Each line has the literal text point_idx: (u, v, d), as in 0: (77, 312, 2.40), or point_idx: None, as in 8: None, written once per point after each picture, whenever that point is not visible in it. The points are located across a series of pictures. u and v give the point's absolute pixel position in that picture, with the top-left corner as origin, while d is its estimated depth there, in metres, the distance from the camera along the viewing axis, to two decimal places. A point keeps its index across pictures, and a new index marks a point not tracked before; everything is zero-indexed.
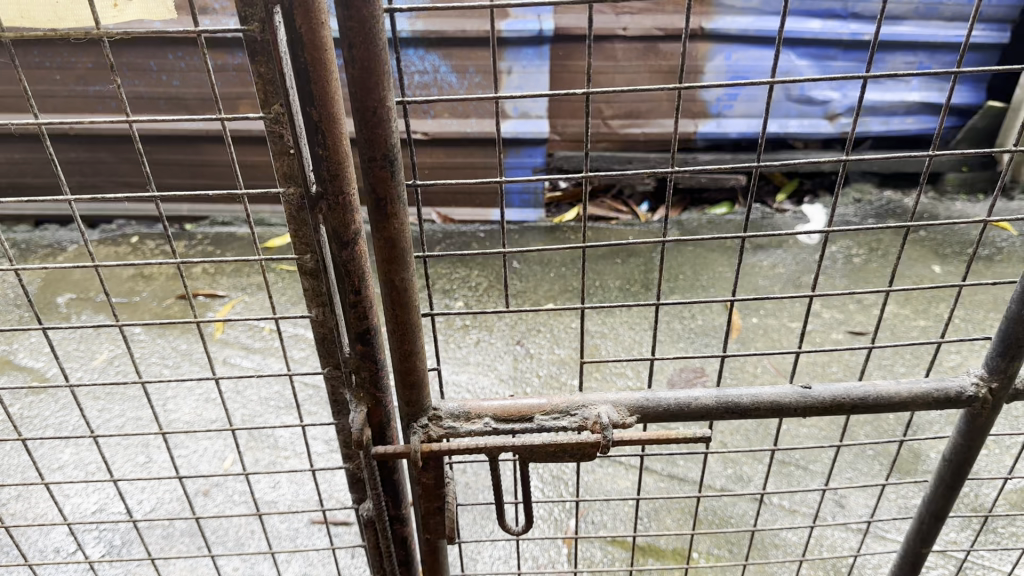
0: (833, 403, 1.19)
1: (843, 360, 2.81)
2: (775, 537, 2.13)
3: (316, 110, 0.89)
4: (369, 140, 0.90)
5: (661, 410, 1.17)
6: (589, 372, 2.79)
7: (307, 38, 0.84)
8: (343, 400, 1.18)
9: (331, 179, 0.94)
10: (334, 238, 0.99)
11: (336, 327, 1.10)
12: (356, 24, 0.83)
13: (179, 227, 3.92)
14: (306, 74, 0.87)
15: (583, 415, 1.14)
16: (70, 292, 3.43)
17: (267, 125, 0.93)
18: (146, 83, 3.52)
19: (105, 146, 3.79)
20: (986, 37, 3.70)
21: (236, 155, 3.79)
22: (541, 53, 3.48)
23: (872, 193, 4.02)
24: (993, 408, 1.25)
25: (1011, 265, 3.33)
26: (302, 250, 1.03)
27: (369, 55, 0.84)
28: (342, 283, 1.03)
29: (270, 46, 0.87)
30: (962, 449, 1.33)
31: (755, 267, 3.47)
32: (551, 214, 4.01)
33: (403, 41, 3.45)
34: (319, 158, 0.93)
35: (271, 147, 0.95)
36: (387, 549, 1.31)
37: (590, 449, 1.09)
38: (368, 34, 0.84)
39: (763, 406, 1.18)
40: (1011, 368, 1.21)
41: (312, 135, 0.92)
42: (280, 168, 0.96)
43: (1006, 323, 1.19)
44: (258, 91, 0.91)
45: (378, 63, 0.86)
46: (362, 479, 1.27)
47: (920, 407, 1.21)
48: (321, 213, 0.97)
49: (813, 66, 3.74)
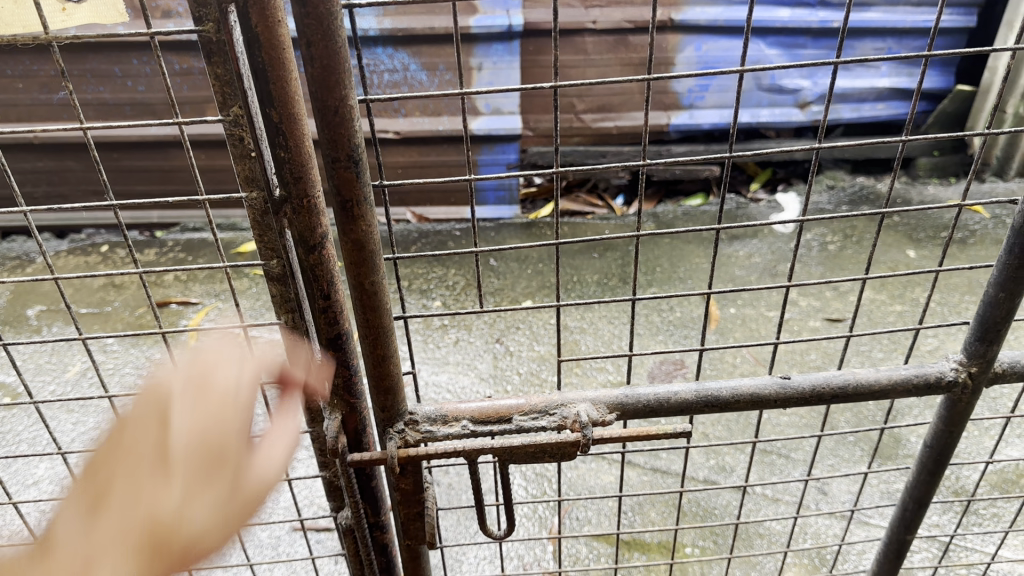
0: (813, 393, 1.18)
1: (821, 348, 2.81)
2: (759, 527, 2.13)
3: (276, 111, 0.87)
4: (331, 139, 0.87)
5: (641, 406, 1.16)
6: (569, 370, 2.77)
7: (263, 37, 0.82)
8: (317, 408, 1.16)
9: (294, 181, 0.91)
10: (299, 243, 0.96)
11: (306, 334, 1.07)
12: (313, 22, 0.80)
13: (149, 234, 3.87)
14: (263, 75, 0.85)
15: (562, 415, 1.13)
16: (39, 304, 3.36)
17: (226, 127, 0.91)
18: (111, 89, 3.46)
19: (70, 155, 3.73)
20: (953, 21, 3.71)
21: (203, 160, 3.75)
22: (511, 48, 3.45)
23: (845, 180, 4.04)
24: (973, 393, 1.25)
25: (985, 247, 3.35)
26: (268, 255, 1.01)
27: (328, 53, 0.82)
28: (311, 288, 1.00)
29: (226, 47, 0.85)
30: (943, 435, 1.33)
31: (731, 257, 3.47)
32: (526, 210, 4.00)
33: (368, 40, 3.40)
34: (281, 161, 0.90)
35: (231, 150, 0.93)
36: (367, 555, 1.29)
37: (570, 449, 1.08)
38: (327, 29, 0.81)
39: (743, 399, 1.17)
40: (989, 353, 1.20)
41: (272, 137, 0.89)
42: (241, 172, 0.95)
43: (983, 308, 1.19)
44: (217, 94, 0.89)
45: (340, 58, 0.83)
46: (339, 487, 1.25)
47: (900, 394, 1.20)
48: (286, 216, 0.95)
49: (783, 55, 3.75)
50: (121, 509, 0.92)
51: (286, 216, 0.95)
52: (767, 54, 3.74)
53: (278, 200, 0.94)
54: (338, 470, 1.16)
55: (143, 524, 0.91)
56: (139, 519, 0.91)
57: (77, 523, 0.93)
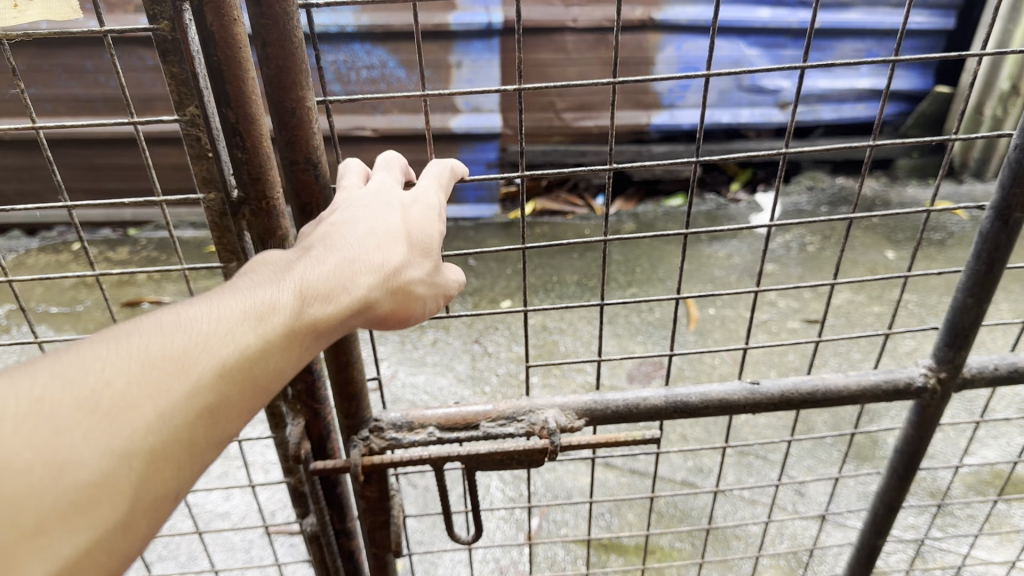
0: (781, 399, 1.17)
1: (798, 349, 2.81)
2: (736, 530, 2.12)
3: (233, 111, 0.84)
4: (288, 142, 0.86)
5: (610, 412, 1.14)
6: (547, 370, 2.76)
7: (217, 36, 0.79)
8: (279, 411, 1.12)
9: (252, 183, 0.90)
10: (259, 245, 0.95)
11: None
12: (269, 21, 0.79)
13: (122, 233, 3.80)
14: (219, 74, 0.82)
15: (530, 421, 1.11)
16: (9, 304, 3.30)
17: (182, 128, 0.88)
18: (82, 85, 3.41)
19: (42, 151, 3.67)
20: (931, 23, 3.72)
21: (178, 157, 3.69)
22: (490, 45, 3.43)
23: (825, 180, 4.05)
24: (942, 398, 1.24)
25: (963, 249, 3.36)
26: (228, 257, 0.99)
27: (285, 54, 0.80)
28: None
29: (182, 45, 0.82)
30: (914, 440, 1.31)
31: (711, 258, 3.45)
32: (506, 209, 3.97)
33: (345, 37, 3.38)
34: (239, 162, 0.88)
35: (187, 150, 0.90)
36: (333, 561, 1.27)
37: (537, 456, 1.07)
38: (283, 26, 0.79)
39: (712, 405, 1.16)
40: (958, 359, 1.19)
41: (228, 137, 0.87)
42: (198, 172, 0.92)
43: (951, 313, 1.17)
44: (173, 93, 0.86)
45: (299, 59, 0.82)
46: (303, 493, 1.21)
47: (869, 400, 1.20)
48: (244, 218, 0.93)
49: (763, 55, 3.74)
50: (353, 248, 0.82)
51: (245, 219, 0.93)
52: (747, 54, 3.73)
53: (235, 201, 0.92)
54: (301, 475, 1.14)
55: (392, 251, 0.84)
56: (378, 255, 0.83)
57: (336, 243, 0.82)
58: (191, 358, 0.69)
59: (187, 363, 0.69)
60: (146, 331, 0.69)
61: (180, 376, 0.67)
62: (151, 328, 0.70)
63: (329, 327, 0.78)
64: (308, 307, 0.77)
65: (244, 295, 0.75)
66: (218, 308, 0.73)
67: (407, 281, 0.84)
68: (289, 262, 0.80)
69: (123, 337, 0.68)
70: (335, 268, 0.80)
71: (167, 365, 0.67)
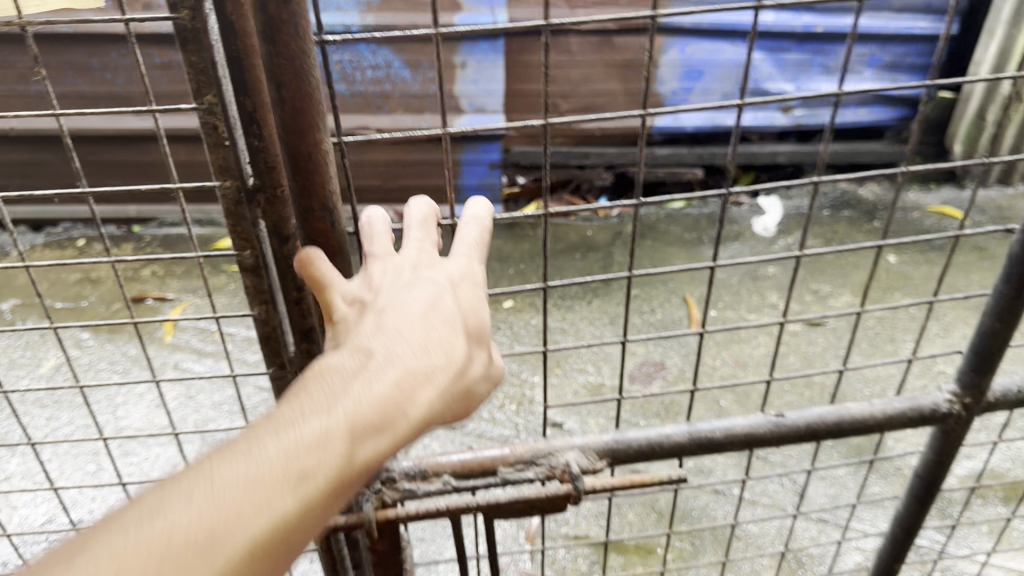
0: (806, 430, 1.21)
1: (800, 351, 2.83)
2: (737, 530, 2.14)
3: (250, 98, 0.85)
4: (297, 179, 0.89)
5: (633, 450, 1.18)
6: (550, 369, 2.78)
7: (237, 25, 0.81)
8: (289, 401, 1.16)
9: (267, 171, 0.91)
10: (272, 234, 0.96)
11: (280, 325, 1.08)
12: (285, 60, 0.80)
13: (126, 230, 3.81)
14: (237, 62, 0.83)
15: (550, 465, 1.13)
16: (13, 298, 3.30)
17: (200, 116, 0.90)
18: (89, 82, 3.42)
19: (48, 147, 3.68)
20: (935, 29, 3.75)
21: (182, 155, 3.70)
22: (495, 46, 3.46)
23: (827, 185, 4.06)
24: (965, 423, 1.28)
25: (964, 254, 3.38)
26: (242, 246, 1.01)
27: (301, 95, 0.83)
28: (284, 281, 1.00)
29: (201, 34, 0.84)
30: (935, 464, 1.35)
31: (713, 260, 3.46)
32: (509, 210, 3.98)
33: (351, 37, 3.39)
34: (255, 149, 0.90)
35: (204, 139, 0.91)
36: (340, 550, 1.32)
37: (561, 502, 1.11)
38: (297, 67, 0.81)
39: (737, 438, 1.20)
40: (983, 384, 1.23)
41: (245, 126, 0.88)
42: (214, 160, 0.93)
43: (979, 337, 1.21)
44: (191, 81, 0.87)
45: (311, 99, 0.84)
46: None
47: (896, 427, 1.23)
48: (258, 206, 0.94)
49: (767, 59, 3.76)
50: (404, 364, 0.76)
51: (259, 207, 0.94)
52: (750, 58, 3.75)
53: (251, 189, 0.93)
54: None
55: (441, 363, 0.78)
56: (431, 374, 0.77)
57: (386, 358, 0.76)
58: (224, 534, 0.63)
59: (220, 543, 0.63)
60: (178, 505, 0.64)
61: (211, 562, 0.62)
62: (184, 497, 0.65)
63: (380, 463, 0.72)
64: (358, 447, 0.70)
65: (286, 439, 0.69)
66: (255, 463, 0.67)
67: (450, 399, 0.78)
68: (333, 389, 0.73)
69: (153, 517, 0.63)
70: (378, 402, 0.72)
71: (192, 554, 0.62)
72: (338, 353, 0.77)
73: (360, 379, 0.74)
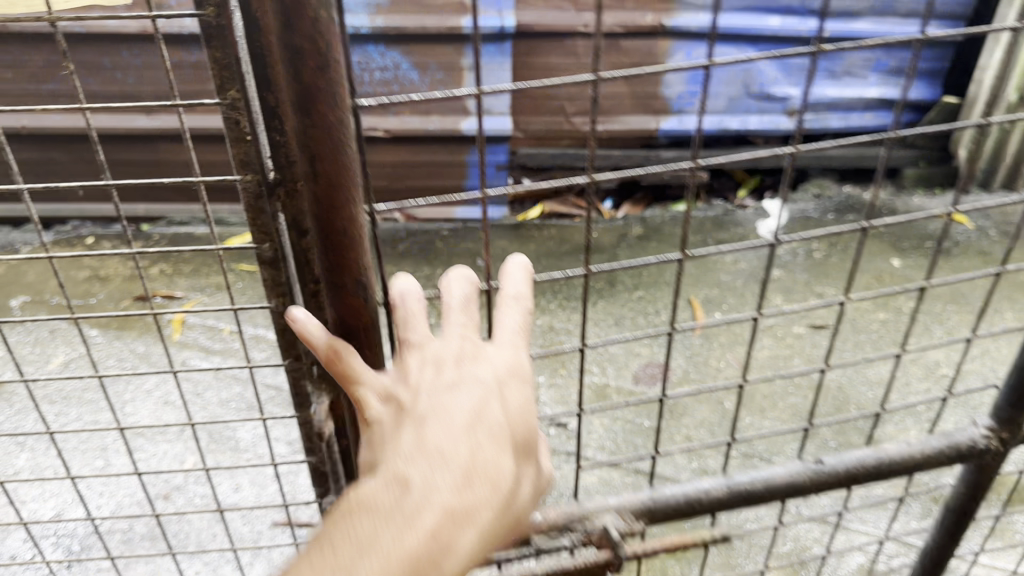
0: (847, 472, 1.36)
1: (804, 353, 2.85)
2: (740, 531, 2.16)
3: (273, 94, 0.87)
4: (333, 247, 0.98)
5: (673, 505, 1.30)
6: (555, 370, 2.81)
7: (261, 22, 0.83)
8: (304, 393, 1.17)
9: (287, 166, 0.93)
10: (292, 227, 0.99)
11: (296, 318, 1.10)
12: (319, 133, 0.89)
13: (135, 228, 3.83)
14: (261, 59, 0.85)
15: (586, 532, 1.26)
16: (23, 295, 3.33)
17: (223, 111, 0.92)
18: (100, 81, 3.45)
19: (59, 145, 3.70)
20: (941, 33, 3.75)
21: (191, 154, 3.73)
22: (502, 49, 3.51)
23: (832, 188, 4.07)
24: (1000, 457, 1.44)
25: (968, 258, 3.39)
26: (261, 239, 1.02)
27: (333, 166, 0.91)
28: (302, 273, 1.02)
29: (226, 31, 0.87)
30: (966, 498, 1.53)
31: (717, 262, 3.48)
32: (514, 211, 3.99)
33: (360, 38, 3.41)
34: (276, 145, 0.92)
35: (226, 133, 0.93)
36: None
37: (603, 567, 1.28)
38: (334, 136, 0.89)
39: (778, 486, 1.34)
40: (1015, 419, 1.40)
41: (267, 120, 0.90)
42: (236, 155, 0.95)
43: (1012, 378, 1.38)
44: (214, 77, 0.90)
45: (345, 168, 0.92)
46: (324, 474, 1.27)
47: (936, 462, 1.40)
48: (278, 200, 0.97)
49: (772, 64, 3.76)
50: (441, 502, 0.74)
51: (279, 200, 0.97)
52: (755, 62, 3.75)
53: (272, 183, 0.96)
54: (322, 453, 1.24)
55: (479, 492, 0.76)
56: (468, 510, 0.75)
57: (420, 495, 0.75)
58: None
59: None
60: None
61: None
62: None
63: None
64: None
65: None
66: None
67: (488, 530, 0.76)
68: (366, 534, 0.73)
69: None
70: (407, 553, 0.71)
71: None
72: (374, 481, 0.77)
73: (394, 520, 0.73)
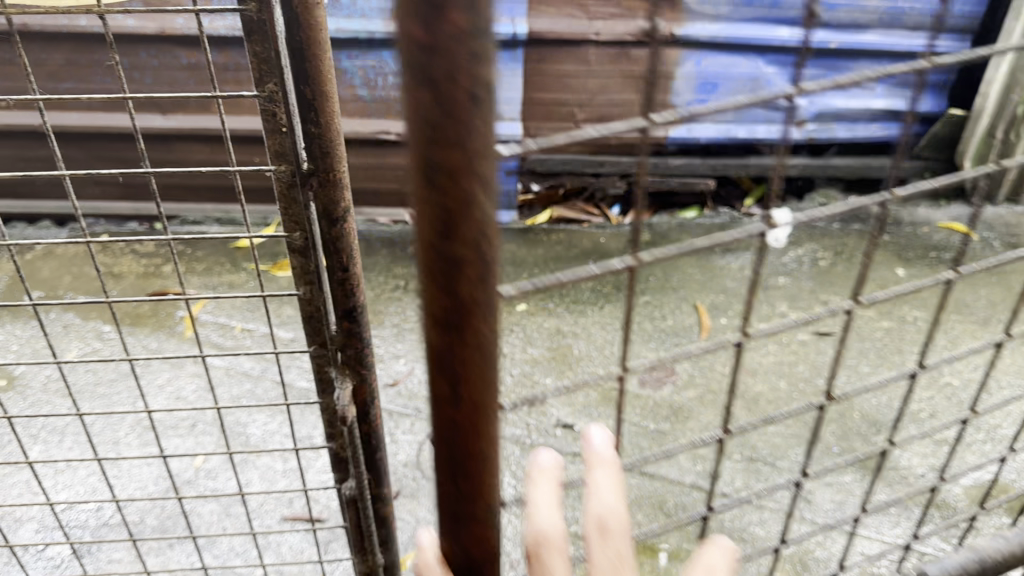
0: None
1: (808, 360, 2.91)
2: (743, 532, 2.24)
3: (310, 87, 1.12)
4: (466, 465, 0.83)
5: None
6: (563, 372, 2.87)
7: (304, 22, 1.06)
8: (326, 378, 1.39)
9: (323, 155, 1.17)
10: (324, 216, 1.22)
11: (321, 304, 1.31)
12: (471, 348, 0.74)
13: (149, 227, 3.88)
14: (301, 56, 1.09)
15: None
16: (37, 291, 3.37)
17: (262, 104, 1.11)
18: (117, 81, 3.50)
19: (76, 143, 3.75)
20: (949, 46, 3.78)
21: (205, 154, 3.78)
22: (516, 56, 3.51)
23: (838, 199, 4.10)
24: None
25: (971, 269, 3.45)
26: (292, 228, 1.22)
27: (479, 383, 0.76)
28: (332, 261, 1.26)
29: (266, 25, 1.06)
30: None
31: (725, 269, 3.52)
32: (523, 216, 4.03)
33: (375, 44, 3.41)
34: (311, 135, 1.15)
35: (265, 125, 1.13)
36: (370, 527, 1.60)
37: None
38: (485, 353, 0.75)
39: None
40: None
41: (304, 112, 1.14)
42: (273, 146, 1.15)
43: None
44: (255, 70, 1.09)
45: (491, 382, 0.77)
46: (343, 458, 1.49)
47: None
48: (311, 187, 1.19)
49: (780, 73, 3.81)
50: None
51: (312, 187, 1.19)
52: (764, 72, 3.81)
53: (305, 172, 1.18)
54: (343, 433, 1.45)
55: None
56: None
57: None
58: None
59: None
60: None
61: None
62: None
63: None
64: None
65: None
66: None
67: None
68: None
69: None
70: None
71: None
72: None
73: None
